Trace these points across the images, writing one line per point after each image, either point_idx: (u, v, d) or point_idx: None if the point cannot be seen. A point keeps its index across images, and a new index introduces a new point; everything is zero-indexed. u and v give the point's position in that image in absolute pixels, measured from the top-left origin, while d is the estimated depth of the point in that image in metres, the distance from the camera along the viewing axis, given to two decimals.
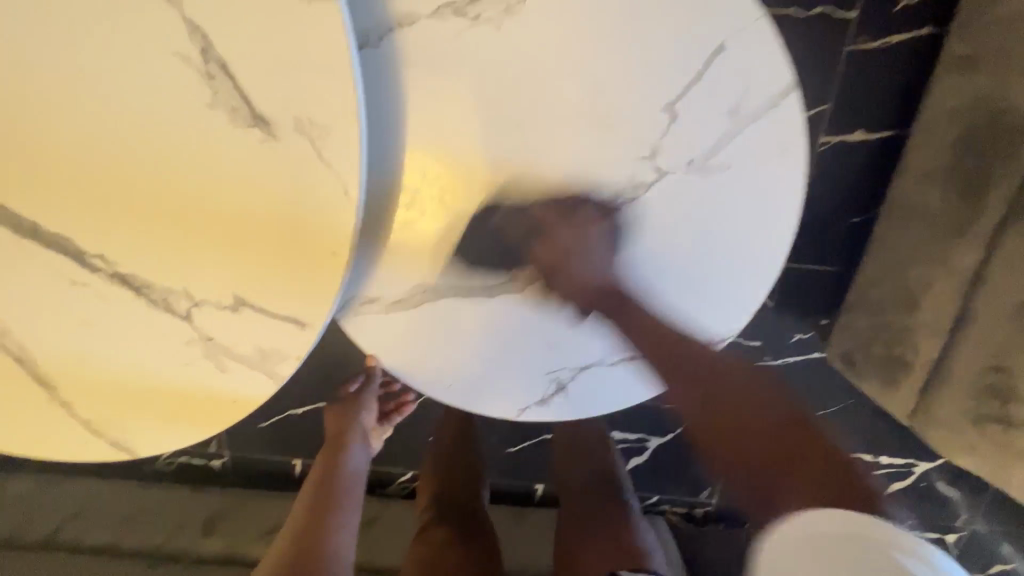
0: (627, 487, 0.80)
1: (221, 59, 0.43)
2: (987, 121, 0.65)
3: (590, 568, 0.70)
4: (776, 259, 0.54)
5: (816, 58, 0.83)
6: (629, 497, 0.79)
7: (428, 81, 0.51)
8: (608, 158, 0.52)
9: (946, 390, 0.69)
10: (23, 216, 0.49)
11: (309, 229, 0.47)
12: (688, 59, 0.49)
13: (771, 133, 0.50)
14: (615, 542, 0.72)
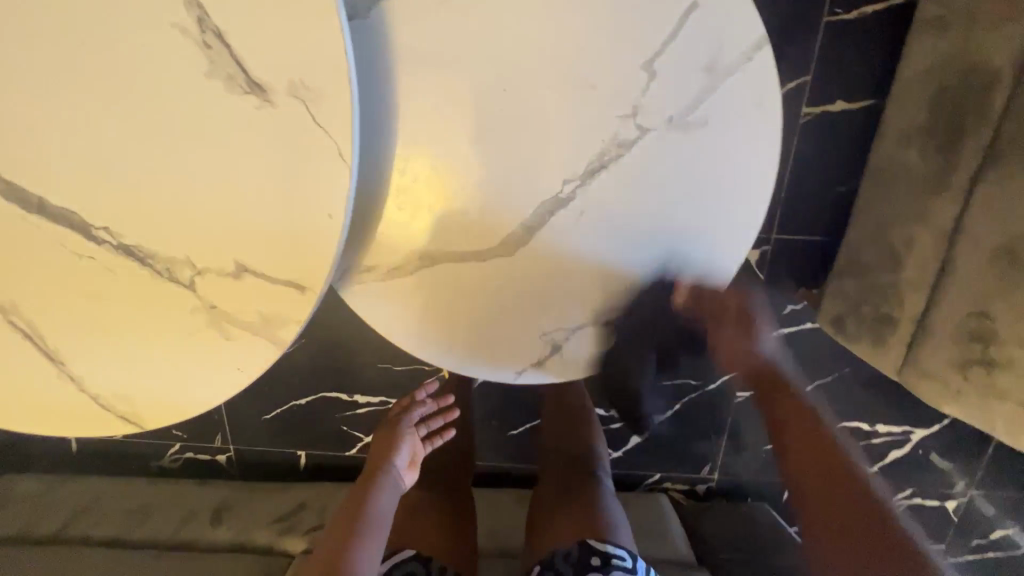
0: (603, 467, 0.89)
1: (216, 28, 0.45)
2: (961, 77, 0.67)
3: (557, 536, 0.78)
4: (757, 214, 0.57)
5: (795, 31, 0.86)
6: (602, 474, 0.87)
7: (415, 47, 0.53)
8: (594, 119, 0.54)
9: (933, 341, 0.69)
10: (29, 191, 0.51)
11: (306, 192, 0.49)
12: (665, 16, 0.51)
13: (746, 87, 0.53)
14: (583, 515, 0.79)
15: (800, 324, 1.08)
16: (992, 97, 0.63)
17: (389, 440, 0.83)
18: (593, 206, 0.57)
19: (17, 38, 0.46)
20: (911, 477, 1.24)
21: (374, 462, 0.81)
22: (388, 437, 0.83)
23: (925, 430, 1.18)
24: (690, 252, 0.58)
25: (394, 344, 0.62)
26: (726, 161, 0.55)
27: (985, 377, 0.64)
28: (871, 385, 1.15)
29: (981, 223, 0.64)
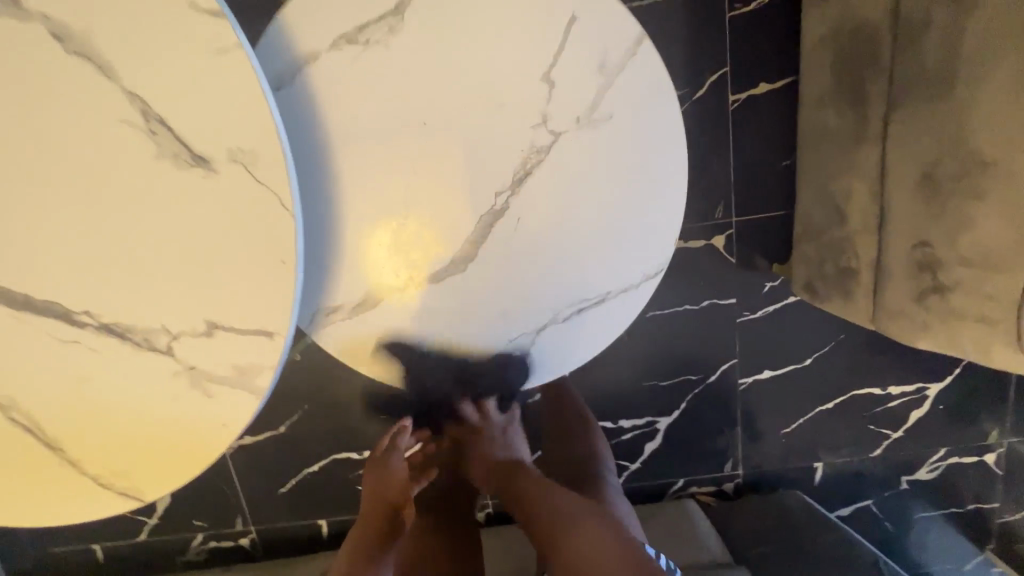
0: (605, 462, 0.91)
1: (158, 116, 0.51)
2: (847, 35, 0.72)
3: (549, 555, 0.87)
4: (677, 192, 0.62)
5: (705, 30, 0.94)
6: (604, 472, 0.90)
7: (340, 102, 0.59)
8: (509, 134, 0.59)
9: (889, 283, 0.70)
10: (17, 290, 0.56)
11: (258, 244, 0.54)
12: (551, 31, 0.57)
13: (636, 79, 0.59)
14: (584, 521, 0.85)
15: (780, 301, 1.10)
16: (875, 46, 0.68)
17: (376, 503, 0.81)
18: (524, 213, 0.61)
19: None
20: (942, 435, 1.20)
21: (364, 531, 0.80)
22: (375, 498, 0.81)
23: (939, 383, 1.16)
24: (625, 239, 0.63)
25: (369, 377, 0.65)
26: (636, 148, 0.60)
27: (942, 303, 0.63)
28: (873, 347, 1.14)
29: (898, 163, 0.66)
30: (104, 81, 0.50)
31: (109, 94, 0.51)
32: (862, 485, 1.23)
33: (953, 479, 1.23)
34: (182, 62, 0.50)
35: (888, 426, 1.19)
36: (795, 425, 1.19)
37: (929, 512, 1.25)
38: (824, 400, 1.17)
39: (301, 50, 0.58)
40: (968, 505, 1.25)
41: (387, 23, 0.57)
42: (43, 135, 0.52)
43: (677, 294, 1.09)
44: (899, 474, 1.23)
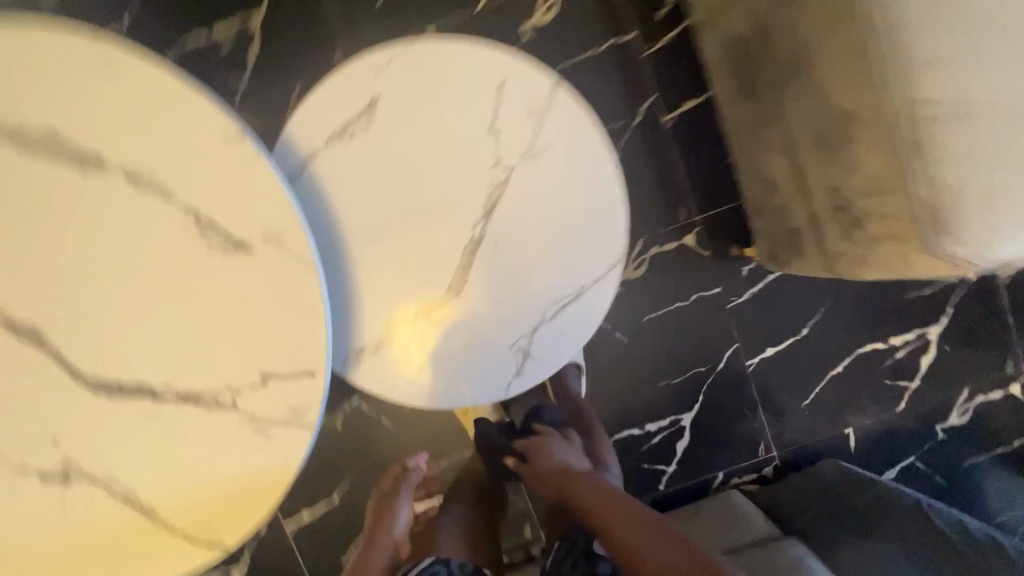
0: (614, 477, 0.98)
1: (206, 219, 0.67)
2: (734, 45, 0.87)
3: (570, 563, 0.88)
4: (616, 191, 0.76)
5: (627, 72, 1.14)
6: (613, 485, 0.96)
7: (337, 182, 0.73)
8: (473, 177, 0.73)
9: (823, 232, 0.81)
10: (109, 381, 0.69)
11: (293, 302, 0.68)
12: (487, 92, 0.72)
13: (562, 112, 0.74)
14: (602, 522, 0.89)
15: (761, 280, 1.20)
16: (752, 49, 0.83)
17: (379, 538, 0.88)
18: (498, 237, 0.75)
19: (79, 278, 0.66)
20: (959, 376, 1.22)
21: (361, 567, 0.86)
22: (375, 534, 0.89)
23: (936, 325, 1.21)
24: (584, 237, 0.75)
25: (400, 402, 0.77)
26: (576, 164, 0.75)
27: (863, 235, 0.73)
28: (862, 304, 1.21)
29: (796, 133, 0.79)
30: (161, 201, 0.66)
31: (165, 211, 0.66)
32: (900, 443, 1.25)
33: (989, 418, 1.24)
34: (219, 176, 0.66)
35: (904, 377, 1.23)
36: (813, 395, 1.23)
37: (976, 457, 1.24)
38: (833, 365, 1.22)
39: (300, 149, 0.73)
40: (1013, 441, 1.24)
41: (361, 115, 0.72)
42: (117, 252, 0.66)
43: (666, 295, 1.19)
44: (933, 423, 1.24)
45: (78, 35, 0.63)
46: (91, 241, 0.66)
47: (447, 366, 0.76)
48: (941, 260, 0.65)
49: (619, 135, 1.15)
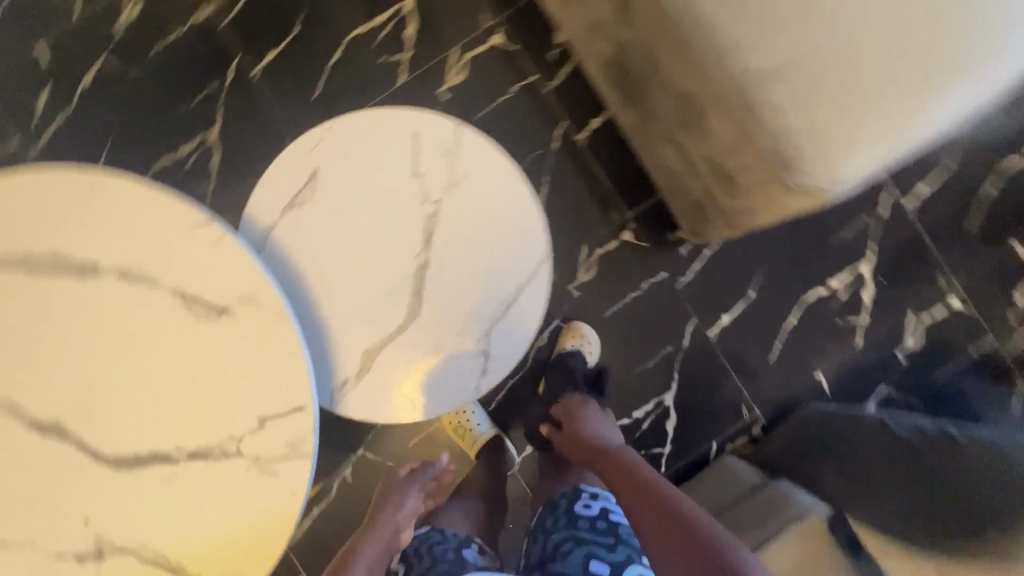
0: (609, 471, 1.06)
1: (190, 295, 0.79)
2: (607, 65, 1.04)
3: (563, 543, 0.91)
4: (529, 199, 0.88)
5: (537, 108, 1.33)
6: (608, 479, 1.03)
7: (295, 245, 0.86)
8: (407, 216, 0.86)
9: (715, 197, 0.95)
10: (127, 454, 0.78)
11: (274, 348, 0.79)
12: (404, 146, 0.87)
13: (468, 146, 0.87)
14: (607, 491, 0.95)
15: (700, 256, 1.32)
16: (619, 66, 1.00)
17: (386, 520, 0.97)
18: (439, 260, 0.87)
19: (90, 364, 0.78)
20: (902, 302, 1.33)
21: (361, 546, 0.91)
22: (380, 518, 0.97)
23: (867, 261, 1.32)
24: (512, 245, 0.87)
25: (390, 421, 0.88)
26: (494, 184, 0.87)
27: (741, 189, 0.87)
28: (797, 258, 1.33)
29: (670, 122, 0.94)
30: (150, 289, 0.78)
31: (155, 296, 0.78)
32: (869, 376, 1.32)
33: (942, 335, 1.32)
34: (195, 258, 0.79)
35: (853, 315, 1.32)
36: (777, 350, 1.32)
37: (942, 374, 1.32)
38: (787, 319, 1.32)
39: (259, 224, 0.86)
40: (972, 352, 1.32)
41: (305, 187, 0.86)
42: (121, 339, 0.78)
43: (619, 288, 1.31)
44: (893, 351, 1.32)
45: (63, 168, 0.78)
46: (95, 332, 0.78)
47: (423, 381, 0.88)
48: (801, 189, 0.80)
49: (542, 160, 1.32)
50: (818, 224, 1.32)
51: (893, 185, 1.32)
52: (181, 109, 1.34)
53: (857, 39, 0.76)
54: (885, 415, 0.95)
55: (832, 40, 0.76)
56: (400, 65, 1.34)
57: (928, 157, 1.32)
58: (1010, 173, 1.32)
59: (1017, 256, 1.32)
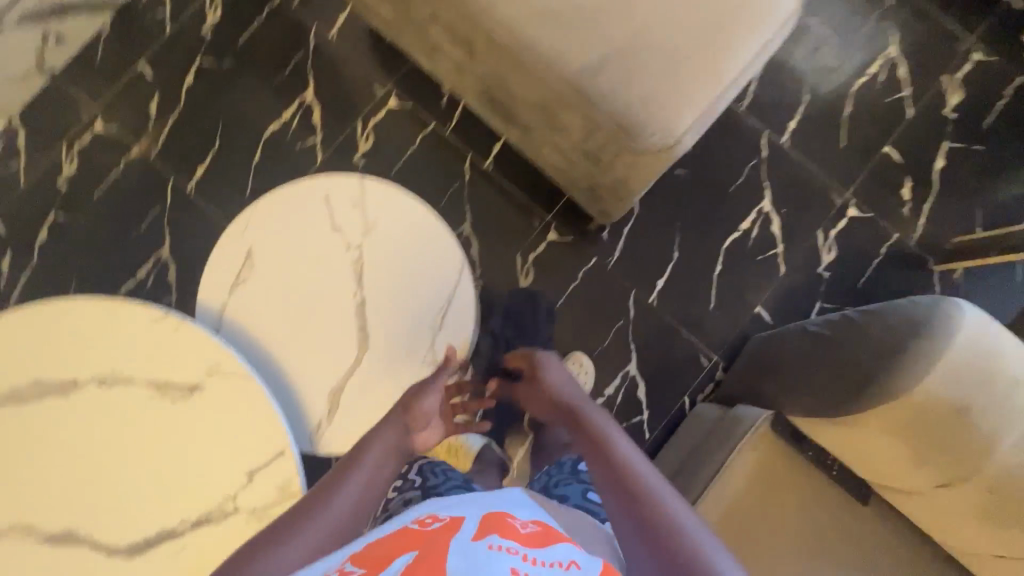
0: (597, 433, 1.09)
1: (164, 382, 0.89)
2: (480, 96, 1.20)
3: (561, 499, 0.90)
4: (435, 221, 1.01)
5: (443, 149, 1.49)
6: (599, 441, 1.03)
7: (246, 318, 0.97)
8: (337, 266, 0.99)
9: (598, 177, 1.09)
10: (138, 539, 0.86)
11: (247, 407, 0.89)
12: (319, 208, 1.00)
13: (371, 193, 1.00)
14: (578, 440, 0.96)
15: (621, 234, 1.46)
16: (488, 94, 1.16)
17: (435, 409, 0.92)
18: (374, 295, 0.98)
19: (88, 467, 0.87)
20: (808, 224, 1.47)
21: (377, 437, 0.83)
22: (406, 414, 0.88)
23: (765, 198, 1.47)
24: (432, 262, 1.00)
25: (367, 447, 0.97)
26: (404, 218, 1.00)
27: (610, 163, 1.01)
28: (705, 212, 1.47)
29: (540, 128, 1.09)
30: (130, 387, 0.89)
31: (135, 391, 0.89)
32: (802, 296, 1.44)
33: (852, 243, 1.46)
34: (161, 349, 0.90)
35: (769, 247, 1.46)
36: (714, 297, 1.44)
37: (864, 275, 1.45)
38: (714, 267, 1.45)
39: (212, 308, 0.98)
40: (882, 250, 1.46)
41: (244, 266, 0.99)
42: (113, 437, 0.88)
43: (559, 282, 1.44)
44: (814, 269, 1.45)
45: (35, 305, 0.90)
46: (88, 436, 0.88)
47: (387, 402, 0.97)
48: (650, 149, 0.94)
49: (460, 192, 1.48)
50: (713, 178, 1.48)
51: (766, 128, 1.49)
52: (132, 237, 1.48)
53: (650, 18, 0.92)
54: (808, 321, 1.03)
55: (632, 24, 0.92)
56: (316, 146, 1.50)
57: (787, 97, 1.50)
58: (858, 92, 1.50)
59: (891, 158, 1.49)
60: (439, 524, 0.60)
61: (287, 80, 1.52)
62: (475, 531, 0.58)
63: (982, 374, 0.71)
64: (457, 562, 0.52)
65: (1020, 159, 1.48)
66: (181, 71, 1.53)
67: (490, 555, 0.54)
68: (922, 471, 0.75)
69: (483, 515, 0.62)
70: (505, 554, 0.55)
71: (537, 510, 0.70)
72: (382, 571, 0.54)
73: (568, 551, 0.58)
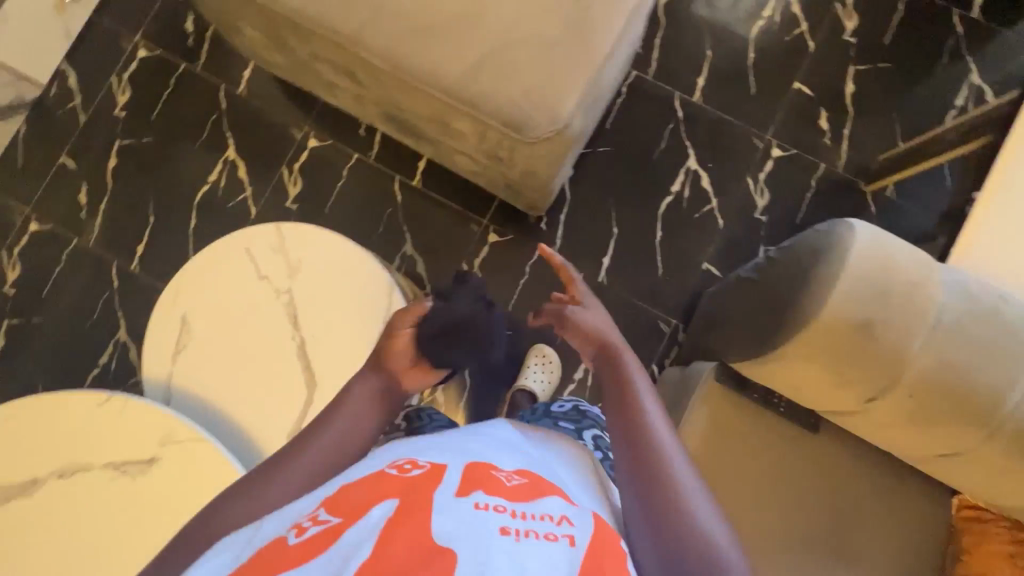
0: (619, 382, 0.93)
1: (122, 461, 0.91)
2: (385, 121, 1.23)
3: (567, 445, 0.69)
4: (357, 249, 1.02)
5: (371, 177, 1.51)
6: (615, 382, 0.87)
7: (194, 383, 0.99)
8: (272, 314, 1.01)
9: (509, 174, 1.11)
10: None
11: (205, 468, 0.90)
12: (244, 262, 1.02)
13: (290, 235, 1.02)
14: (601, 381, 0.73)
15: (559, 223, 1.48)
16: (391, 118, 1.18)
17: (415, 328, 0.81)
18: (313, 334, 1.00)
19: (63, 559, 0.89)
20: (736, 173, 1.49)
21: (357, 379, 0.73)
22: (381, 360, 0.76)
23: (690, 158, 1.50)
24: (361, 290, 1.01)
25: None
26: (325, 253, 1.02)
27: (513, 160, 1.04)
28: (635, 183, 1.49)
29: (444, 139, 1.11)
30: (90, 472, 0.91)
31: (96, 475, 0.91)
32: (746, 243, 1.46)
33: (782, 182, 1.48)
34: (114, 429, 0.92)
35: (703, 203, 1.48)
36: (661, 263, 1.46)
37: (801, 211, 1.47)
38: (655, 234, 1.47)
39: (159, 381, 0.99)
40: (812, 182, 1.48)
41: (182, 332, 1.00)
42: (82, 525, 0.89)
43: (509, 281, 1.46)
44: (751, 215, 1.47)
45: None
46: (58, 529, 0.89)
47: None
48: (540, 138, 0.95)
49: (395, 214, 1.50)
50: (636, 150, 1.50)
51: (676, 90, 1.52)
52: (88, 325, 1.50)
53: (514, 14, 0.95)
54: (742, 270, 1.03)
55: (498, 25, 0.95)
56: (247, 200, 1.53)
57: (690, 56, 1.53)
58: (758, 37, 1.53)
59: (802, 92, 1.51)
60: (418, 469, 0.54)
61: (206, 144, 1.55)
62: (460, 483, 0.52)
63: (880, 283, 0.73)
64: (443, 521, 0.47)
65: (926, 68, 1.51)
66: (103, 157, 1.55)
67: (478, 513, 0.48)
68: (849, 393, 0.77)
69: (467, 466, 0.55)
70: (491, 511, 0.49)
71: (528, 453, 0.62)
72: (358, 522, 0.49)
73: (558, 507, 0.52)
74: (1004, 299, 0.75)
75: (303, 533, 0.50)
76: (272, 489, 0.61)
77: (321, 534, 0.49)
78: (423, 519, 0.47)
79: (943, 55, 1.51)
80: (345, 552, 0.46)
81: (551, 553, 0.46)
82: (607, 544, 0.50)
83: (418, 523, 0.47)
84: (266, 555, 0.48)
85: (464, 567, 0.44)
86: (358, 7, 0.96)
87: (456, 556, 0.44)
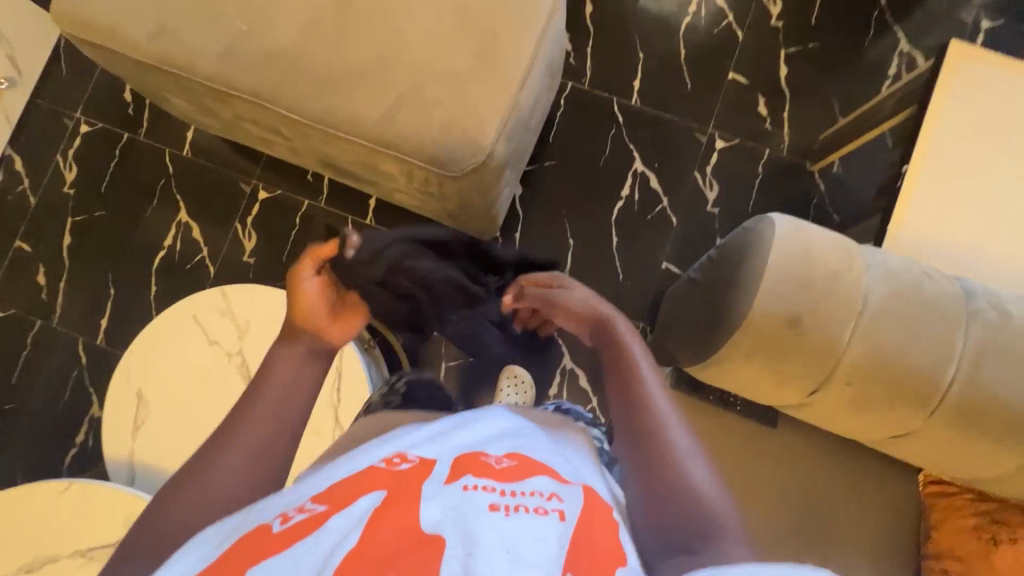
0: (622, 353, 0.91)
1: (88, 548, 0.90)
2: (321, 167, 1.23)
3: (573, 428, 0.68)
4: None
5: (324, 221, 1.52)
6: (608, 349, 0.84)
7: (155, 457, 0.99)
8: (225, 377, 1.01)
9: (446, 207, 1.11)
10: None
11: None
12: (192, 329, 1.02)
13: (236, 297, 1.03)
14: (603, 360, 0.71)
15: (515, 242, 1.48)
16: (326, 165, 1.19)
17: (324, 272, 0.70)
18: None
19: None
20: (683, 170, 1.50)
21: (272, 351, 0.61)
22: (297, 323, 0.65)
23: (636, 161, 1.51)
24: None
25: None
26: (271, 311, 1.02)
27: (445, 193, 1.04)
28: (585, 193, 1.50)
29: (378, 180, 1.12)
30: (57, 563, 0.90)
31: (63, 566, 0.90)
32: (701, 238, 1.47)
33: (729, 172, 1.49)
34: (78, 516, 0.91)
35: (655, 204, 1.49)
36: (621, 268, 1.47)
37: (751, 199, 1.48)
38: (611, 241, 1.48)
39: (120, 460, 0.99)
40: (759, 169, 1.49)
41: (139, 408, 1.00)
42: None
43: None
44: (703, 209, 1.48)
45: None
46: None
47: None
48: (465, 171, 0.96)
49: None
50: (581, 160, 1.51)
51: (614, 96, 1.53)
52: (62, 405, 1.49)
53: (425, 52, 0.96)
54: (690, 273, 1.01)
55: (412, 65, 0.96)
56: (205, 259, 1.53)
57: (623, 61, 1.55)
58: (687, 33, 1.55)
59: (737, 82, 1.53)
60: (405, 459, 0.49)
61: (157, 210, 1.55)
62: (449, 471, 0.48)
63: (804, 275, 0.73)
64: (434, 508, 0.43)
65: (854, 43, 1.52)
66: (57, 237, 1.56)
67: (467, 496, 0.44)
68: (792, 388, 0.77)
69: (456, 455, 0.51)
70: (480, 490, 0.45)
71: (524, 435, 0.57)
72: (345, 509, 0.44)
73: (547, 483, 0.49)
74: (928, 275, 0.75)
75: (289, 521, 0.45)
76: (215, 474, 0.52)
77: (308, 521, 0.44)
78: (411, 507, 0.43)
79: (871, 28, 1.52)
80: (334, 538, 0.42)
81: (540, 528, 0.42)
82: (595, 512, 0.48)
83: (405, 511, 0.43)
84: (244, 543, 0.43)
85: (454, 550, 0.40)
86: (272, 66, 0.97)
87: (445, 542, 0.40)
